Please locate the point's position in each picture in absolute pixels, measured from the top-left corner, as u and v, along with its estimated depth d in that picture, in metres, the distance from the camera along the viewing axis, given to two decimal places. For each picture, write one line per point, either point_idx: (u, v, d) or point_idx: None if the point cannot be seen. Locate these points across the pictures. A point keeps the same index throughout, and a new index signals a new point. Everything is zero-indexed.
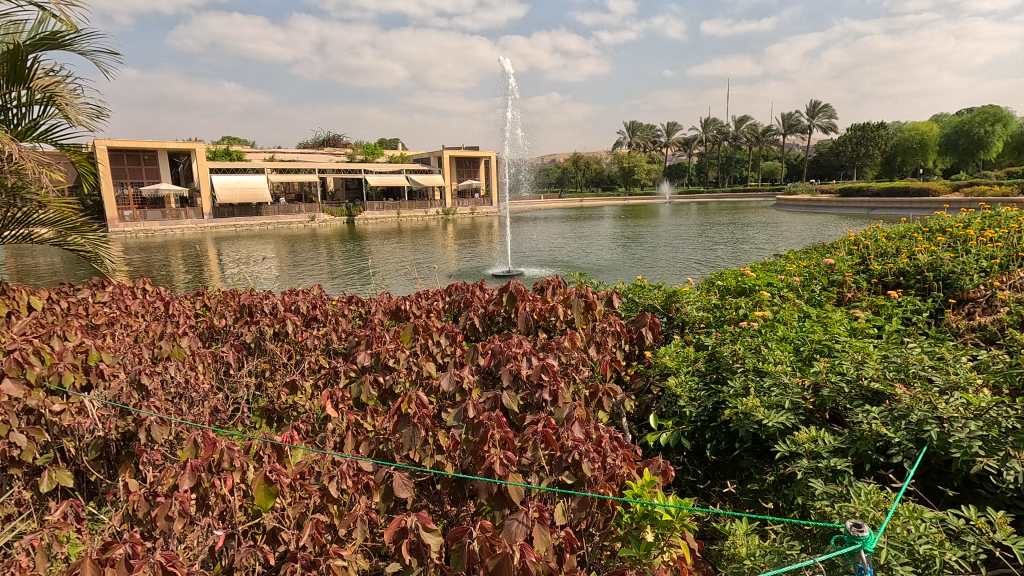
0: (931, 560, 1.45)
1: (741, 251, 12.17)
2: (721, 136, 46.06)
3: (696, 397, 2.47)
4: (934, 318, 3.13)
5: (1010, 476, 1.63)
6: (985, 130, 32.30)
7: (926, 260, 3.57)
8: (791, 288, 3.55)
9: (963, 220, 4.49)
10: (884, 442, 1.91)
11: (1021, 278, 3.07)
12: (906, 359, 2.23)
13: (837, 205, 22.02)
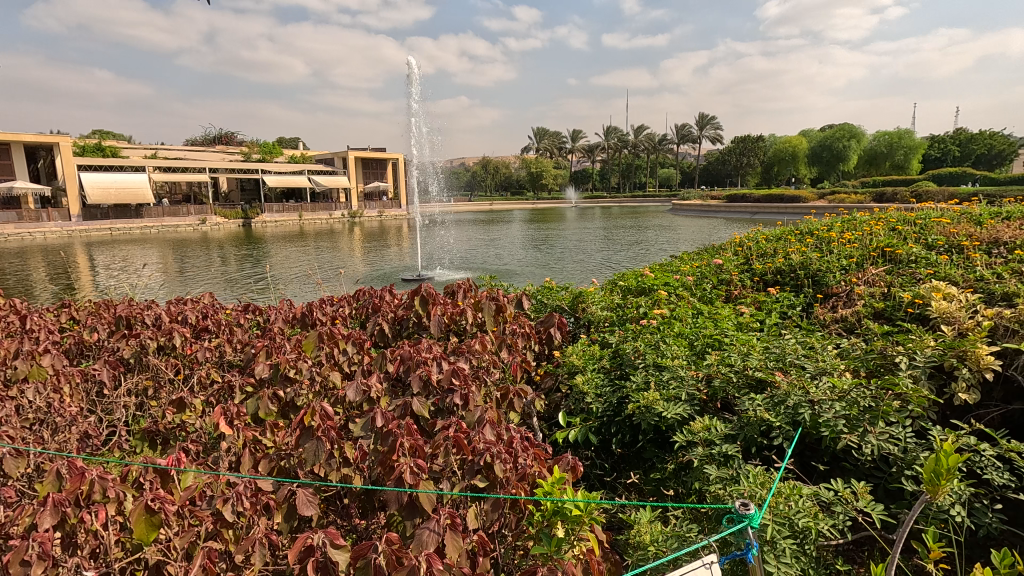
0: (808, 531, 1.61)
1: (642, 253, 12.83)
2: (621, 144, 48.43)
3: (602, 393, 2.57)
4: (806, 311, 3.48)
5: (868, 449, 1.85)
6: (844, 144, 36.55)
7: (799, 259, 3.96)
8: (685, 286, 3.79)
9: (827, 224, 5.04)
10: (767, 426, 2.10)
11: (873, 275, 3.51)
12: (784, 349, 2.47)
13: (725, 210, 23.90)
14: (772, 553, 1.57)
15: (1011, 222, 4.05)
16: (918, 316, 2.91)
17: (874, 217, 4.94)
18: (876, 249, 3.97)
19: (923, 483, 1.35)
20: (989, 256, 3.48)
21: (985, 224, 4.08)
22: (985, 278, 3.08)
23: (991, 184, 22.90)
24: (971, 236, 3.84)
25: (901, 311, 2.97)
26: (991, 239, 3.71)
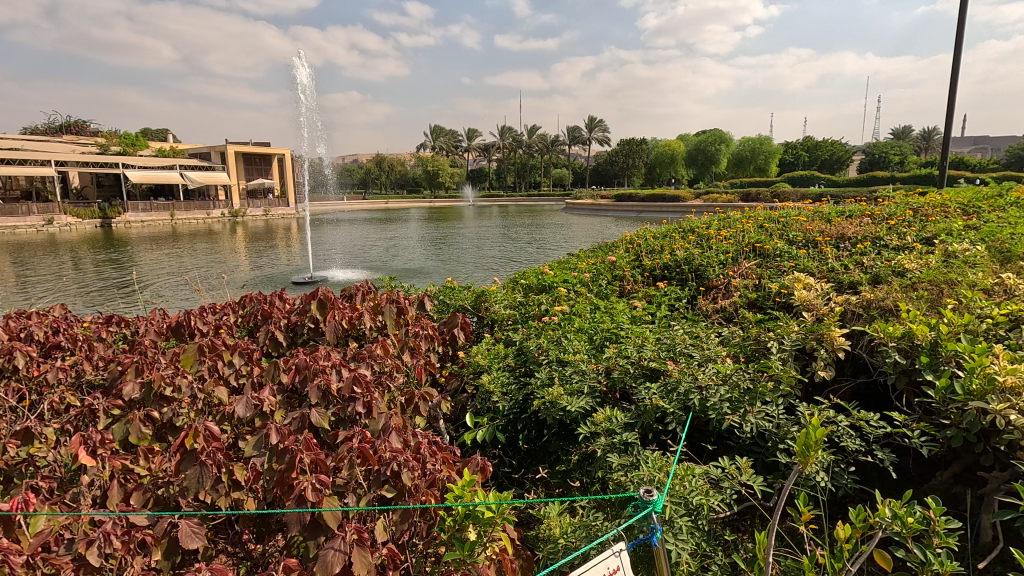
0: (702, 507, 1.73)
1: (540, 250, 13.16)
2: (516, 143, 49.32)
3: (508, 391, 2.59)
4: (691, 303, 3.76)
5: (749, 428, 2.03)
6: (716, 148, 40.04)
7: (683, 255, 4.27)
8: (582, 283, 3.94)
9: (706, 222, 5.49)
10: (662, 412, 2.24)
11: (746, 268, 3.87)
12: (674, 339, 2.66)
13: (615, 209, 25.20)
14: (672, 532, 1.67)
15: (852, 220, 4.65)
16: (784, 304, 3.25)
17: (745, 215, 5.45)
18: (748, 245, 4.39)
19: (797, 454, 1.48)
20: (837, 250, 3.98)
21: (833, 222, 4.66)
22: (835, 269, 3.51)
23: (834, 187, 26.22)
24: (822, 232, 4.37)
25: (770, 300, 3.30)
26: (838, 234, 4.24)
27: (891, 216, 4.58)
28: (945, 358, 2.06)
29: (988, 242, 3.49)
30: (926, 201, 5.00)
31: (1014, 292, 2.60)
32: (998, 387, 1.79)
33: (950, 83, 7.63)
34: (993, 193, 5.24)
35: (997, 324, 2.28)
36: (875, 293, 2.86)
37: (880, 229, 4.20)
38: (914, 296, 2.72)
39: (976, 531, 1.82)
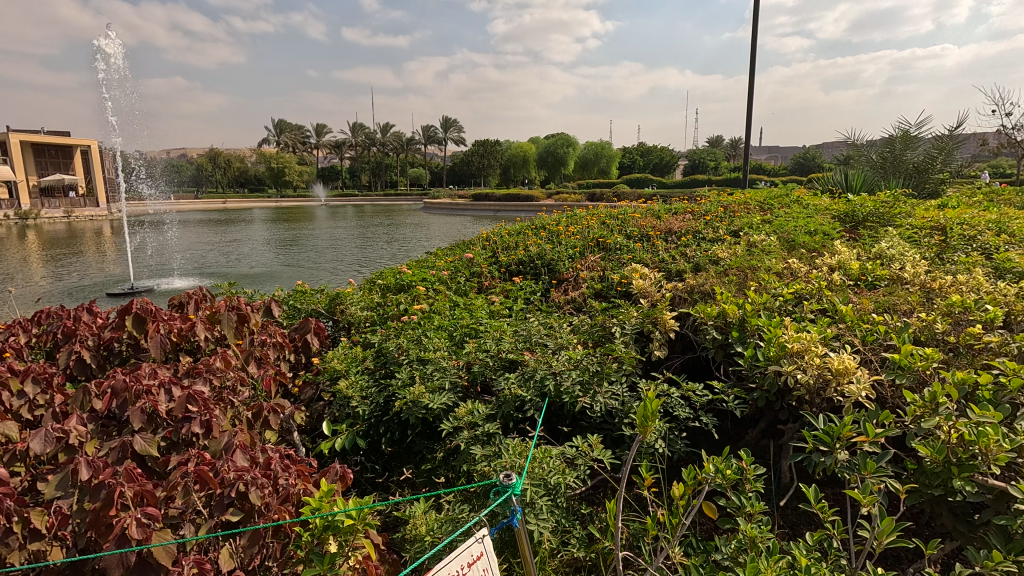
0: (559, 486, 1.84)
1: (399, 250, 12.90)
2: (369, 141, 47.73)
3: (367, 395, 2.51)
4: (544, 295, 3.96)
5: (599, 407, 2.20)
6: (564, 151, 42.52)
7: (536, 251, 4.48)
8: (441, 281, 3.95)
9: (556, 219, 5.82)
10: (521, 401, 2.34)
11: (592, 261, 4.18)
12: (530, 330, 2.79)
13: (472, 208, 25.55)
14: (533, 514, 1.75)
15: (678, 216, 5.26)
16: (624, 293, 3.57)
17: (590, 213, 5.88)
18: (592, 240, 4.74)
19: (637, 426, 1.64)
20: (667, 243, 4.47)
21: (662, 218, 5.23)
22: (666, 259, 3.94)
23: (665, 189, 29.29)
24: (654, 227, 4.87)
25: (613, 289, 3.60)
26: (667, 229, 4.76)
27: (707, 213, 5.26)
28: (750, 331, 2.43)
29: (778, 233, 4.17)
30: (733, 200, 5.82)
31: (797, 274, 3.14)
32: (789, 352, 2.13)
33: (747, 99, 8.95)
34: (780, 193, 6.27)
35: (786, 300, 2.74)
36: (696, 280, 3.27)
37: (699, 223, 4.79)
38: (726, 281, 3.16)
39: (778, 474, 2.17)
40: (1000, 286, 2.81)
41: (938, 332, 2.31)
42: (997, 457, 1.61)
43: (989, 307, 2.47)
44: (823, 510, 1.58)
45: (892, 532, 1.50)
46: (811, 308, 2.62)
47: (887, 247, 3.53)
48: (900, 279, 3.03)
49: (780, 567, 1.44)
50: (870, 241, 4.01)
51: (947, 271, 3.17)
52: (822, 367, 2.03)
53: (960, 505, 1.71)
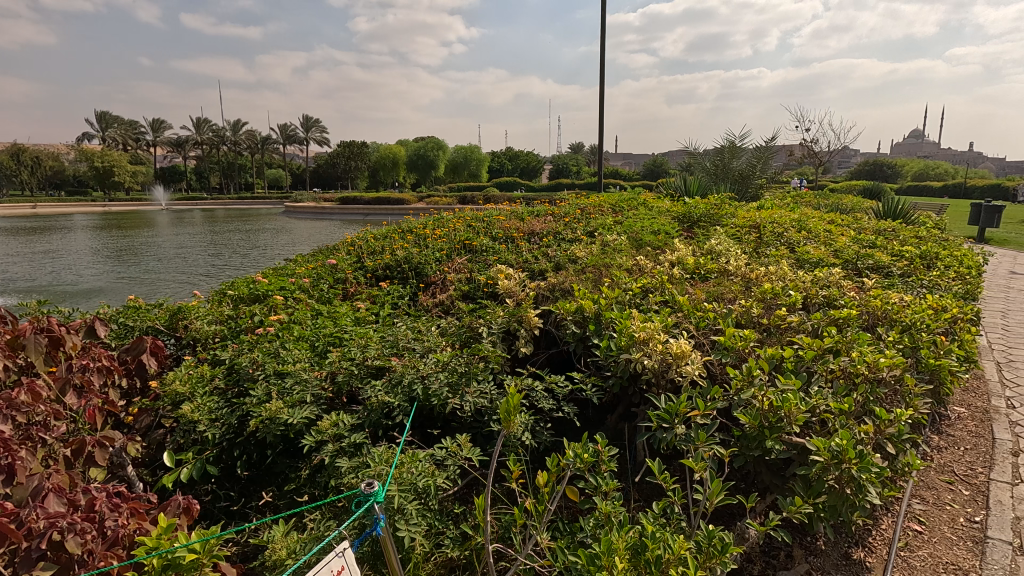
0: (429, 488, 1.84)
1: (256, 258, 11.89)
2: (218, 139, 43.49)
3: (218, 416, 2.29)
4: (412, 300, 3.92)
5: (467, 406, 2.22)
6: (434, 154, 42.22)
7: (402, 255, 4.41)
8: (301, 289, 3.74)
9: (423, 222, 5.78)
10: (389, 407, 2.30)
11: (459, 264, 4.23)
12: (397, 336, 2.76)
13: (339, 212, 24.36)
14: (403, 520, 1.73)
15: (539, 218, 5.50)
16: (491, 294, 3.65)
17: (456, 216, 5.93)
18: (459, 242, 4.79)
19: (501, 421, 1.69)
20: (529, 244, 4.66)
21: (525, 220, 5.43)
22: (529, 260, 4.11)
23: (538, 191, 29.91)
24: (518, 229, 5.05)
25: (480, 290, 3.68)
26: (530, 231, 4.96)
27: (566, 215, 5.57)
28: (605, 324, 2.62)
29: (628, 233, 4.55)
30: (589, 203, 6.23)
31: (644, 270, 3.46)
32: (637, 340, 2.34)
33: (600, 108, 9.62)
34: (630, 196, 6.83)
35: (635, 294, 3.00)
36: (557, 278, 3.45)
37: (559, 225, 5.06)
38: (583, 278, 3.38)
39: (633, 453, 2.38)
40: (799, 274, 3.35)
41: (754, 316, 2.70)
42: (797, 418, 1.93)
43: (792, 293, 2.93)
44: (666, 480, 1.76)
45: (721, 492, 1.73)
46: (656, 300, 2.90)
47: (715, 244, 4.02)
48: (726, 272, 3.47)
49: (631, 537, 1.59)
50: (704, 239, 4.54)
51: (761, 263, 3.70)
52: (664, 352, 2.26)
53: (773, 462, 2.02)
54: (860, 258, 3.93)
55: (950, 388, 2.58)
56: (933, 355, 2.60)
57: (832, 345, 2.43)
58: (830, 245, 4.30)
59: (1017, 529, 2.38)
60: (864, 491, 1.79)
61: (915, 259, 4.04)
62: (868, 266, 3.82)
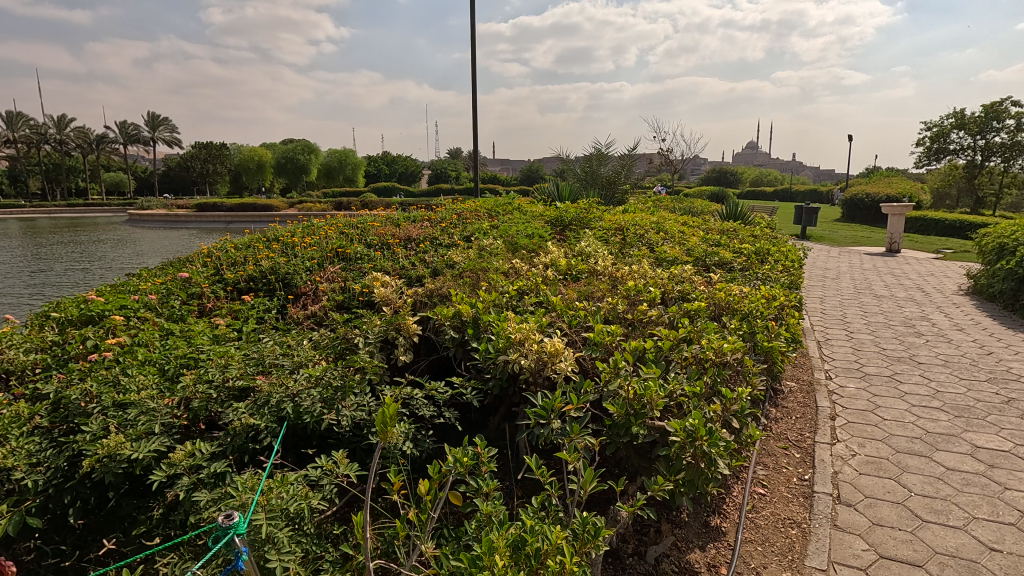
0: (301, 512, 1.74)
1: (89, 275, 10.34)
2: (37, 137, 37.34)
3: (41, 460, 1.97)
4: (280, 313, 3.68)
5: (344, 421, 2.13)
6: (304, 157, 39.92)
7: (268, 265, 4.12)
8: (147, 308, 3.34)
9: (290, 230, 5.44)
10: (255, 430, 2.14)
11: (332, 273, 4.06)
12: (262, 352, 2.57)
13: (195, 220, 22.04)
14: (273, 549, 1.61)
15: (416, 224, 5.45)
16: (367, 302, 3.54)
17: (327, 223, 5.67)
18: (331, 250, 4.58)
19: (377, 433, 1.64)
20: (406, 250, 4.60)
21: (401, 226, 5.35)
22: (406, 266, 4.05)
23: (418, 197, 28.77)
24: (393, 235, 4.95)
25: (355, 300, 3.55)
26: (406, 237, 4.89)
27: (443, 220, 5.58)
28: (483, 327, 2.66)
29: (504, 237, 4.67)
30: (465, 208, 6.30)
31: (519, 272, 3.57)
32: (513, 341, 2.40)
33: (474, 116, 9.77)
34: (505, 201, 7.02)
35: (511, 296, 3.09)
36: (435, 284, 3.44)
37: (436, 230, 5.04)
38: (461, 283, 3.40)
39: (514, 452, 2.43)
40: (658, 272, 3.67)
41: (620, 312, 2.90)
42: (657, 403, 2.11)
43: (651, 289, 3.20)
44: (543, 475, 1.83)
45: (593, 480, 1.83)
46: (531, 301, 3.01)
47: (585, 246, 4.26)
48: (595, 271, 3.70)
49: (510, 534, 1.63)
50: (575, 241, 4.80)
51: (625, 263, 3.99)
52: (539, 351, 2.35)
53: (640, 446, 2.18)
54: (708, 255, 4.40)
55: (781, 366, 2.98)
56: (767, 338, 2.98)
57: (686, 335, 2.69)
58: (683, 244, 4.76)
59: (835, 481, 2.82)
60: (714, 464, 2.00)
61: (751, 254, 4.62)
62: (715, 262, 4.29)
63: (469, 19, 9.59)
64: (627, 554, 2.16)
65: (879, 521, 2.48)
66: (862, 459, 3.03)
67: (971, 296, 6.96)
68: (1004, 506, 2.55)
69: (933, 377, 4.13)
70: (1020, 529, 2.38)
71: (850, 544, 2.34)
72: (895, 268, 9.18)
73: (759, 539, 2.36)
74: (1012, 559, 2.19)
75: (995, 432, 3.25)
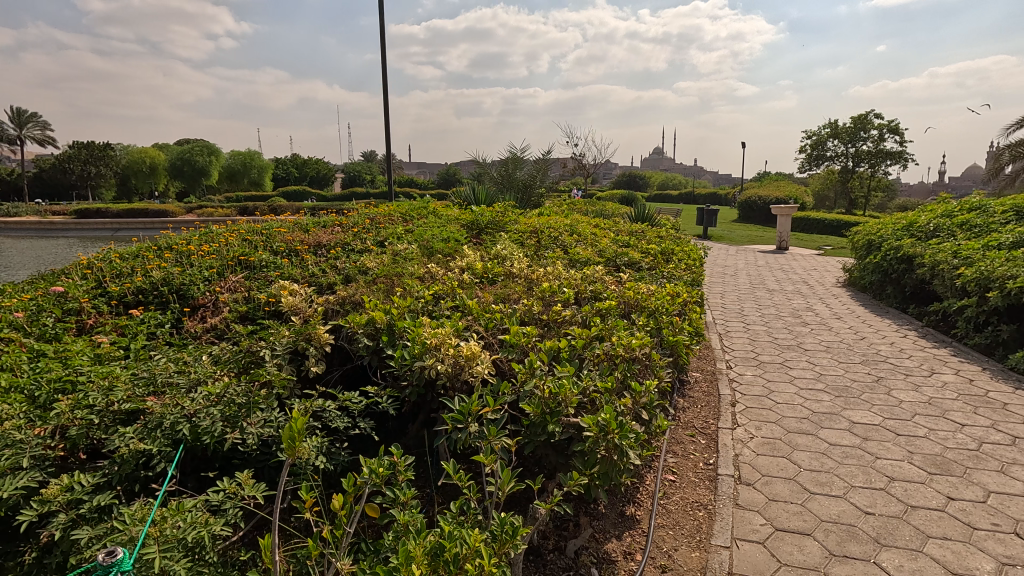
0: (201, 540, 1.62)
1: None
2: None
3: None
4: (175, 327, 3.41)
5: (249, 439, 2.00)
6: (204, 159, 37.24)
7: (160, 276, 3.80)
8: (12, 328, 2.98)
9: (185, 238, 5.06)
10: (145, 456, 1.97)
11: (234, 283, 3.82)
12: (153, 371, 2.37)
13: (74, 228, 19.86)
14: None
15: (326, 229, 5.25)
16: (274, 312, 3.37)
17: (228, 229, 5.32)
18: (232, 258, 4.30)
19: (284, 449, 1.56)
20: (316, 257, 4.42)
21: (310, 232, 5.13)
22: (316, 273, 3.89)
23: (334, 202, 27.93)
24: (302, 241, 4.74)
25: (261, 310, 3.36)
26: (315, 243, 4.70)
27: (355, 225, 5.42)
28: (398, 334, 2.60)
29: (419, 241, 4.61)
30: (379, 212, 6.15)
31: (435, 277, 3.54)
32: (429, 346, 2.37)
33: (386, 118, 9.59)
34: (420, 205, 6.93)
35: (427, 301, 3.05)
36: (347, 291, 3.33)
37: (347, 236, 4.89)
38: (374, 289, 3.32)
39: (434, 459, 2.41)
40: (571, 273, 3.78)
41: (536, 313, 2.96)
42: (571, 400, 2.18)
43: (565, 290, 3.29)
44: (461, 479, 1.83)
45: (510, 481, 1.86)
46: (447, 306, 2.99)
47: (501, 249, 4.30)
48: (511, 274, 3.74)
49: (428, 542, 1.61)
50: (491, 244, 4.84)
51: (540, 265, 4.08)
52: (456, 355, 2.34)
53: (557, 443, 2.24)
54: (618, 256, 4.59)
55: (686, 358, 3.17)
56: (672, 333, 3.16)
57: (598, 333, 2.79)
58: (595, 246, 4.94)
59: (736, 463, 3.03)
60: (626, 455, 2.10)
61: (657, 254, 4.88)
62: (624, 263, 4.49)
63: (378, 19, 9.38)
64: (548, 550, 2.20)
65: (774, 496, 2.70)
66: (759, 441, 3.28)
67: (847, 287, 7.77)
68: (876, 474, 2.86)
69: (817, 362, 4.56)
70: (888, 492, 2.69)
71: (750, 520, 2.53)
72: (784, 264, 10.07)
73: (670, 523, 2.50)
74: (882, 521, 2.47)
75: (867, 408, 3.65)
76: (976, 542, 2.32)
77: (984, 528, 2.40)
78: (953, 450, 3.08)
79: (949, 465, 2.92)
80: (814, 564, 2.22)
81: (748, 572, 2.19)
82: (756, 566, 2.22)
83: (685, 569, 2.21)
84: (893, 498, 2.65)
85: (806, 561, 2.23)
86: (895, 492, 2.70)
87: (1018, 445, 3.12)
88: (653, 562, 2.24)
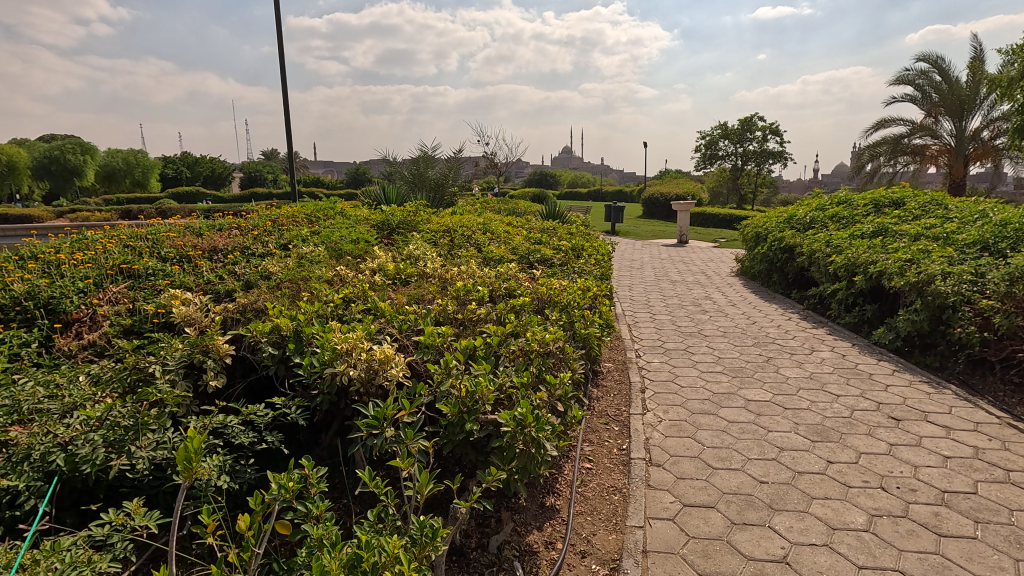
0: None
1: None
2: None
3: None
4: (44, 346, 3.05)
5: (139, 465, 1.82)
6: (76, 158, 33.37)
7: (23, 289, 3.37)
8: None
9: (52, 245, 4.51)
10: (10, 494, 1.75)
11: (114, 293, 3.47)
12: (16, 399, 2.12)
13: None
14: None
15: (222, 233, 4.90)
16: (164, 324, 3.10)
17: (105, 235, 4.81)
18: (112, 267, 3.90)
19: (179, 471, 1.44)
20: (212, 262, 4.12)
21: (204, 236, 4.77)
22: (211, 281, 3.62)
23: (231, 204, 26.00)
24: (194, 246, 4.40)
25: (148, 323, 3.08)
26: (210, 247, 4.38)
27: (255, 228, 5.10)
28: (305, 341, 2.48)
29: (326, 243, 4.43)
30: (282, 213, 5.84)
31: (344, 279, 3.42)
32: (339, 352, 2.28)
33: (285, 116, 9.14)
34: (326, 205, 6.65)
35: (336, 305, 2.94)
36: (248, 298, 3.13)
37: (246, 239, 4.59)
38: (279, 295, 3.15)
39: (349, 468, 2.32)
40: (485, 271, 3.80)
41: (450, 313, 2.94)
42: (488, 397, 2.19)
43: (480, 288, 3.31)
44: (377, 486, 1.78)
45: (429, 482, 1.84)
46: (358, 309, 2.90)
47: (413, 250, 4.24)
48: (424, 274, 3.70)
49: (344, 554, 1.55)
50: (402, 244, 4.75)
51: (454, 264, 4.07)
52: (368, 360, 2.26)
53: (475, 441, 2.23)
54: (531, 253, 4.67)
55: (597, 349, 3.30)
56: (584, 326, 3.27)
57: (513, 330, 2.83)
58: (508, 243, 5.00)
59: (647, 446, 3.19)
60: (543, 447, 2.14)
61: (568, 250, 5.03)
62: (537, 260, 4.57)
63: (274, 11, 8.89)
64: (471, 548, 2.20)
65: (681, 475, 2.88)
66: (666, 423, 3.48)
67: (739, 276, 8.43)
68: (768, 446, 3.13)
69: (715, 347, 4.92)
70: (779, 461, 2.95)
71: (661, 499, 2.68)
72: (684, 256, 10.72)
73: (588, 510, 2.58)
74: (775, 488, 2.71)
75: (759, 386, 3.99)
76: (850, 498, 2.61)
77: (856, 485, 2.71)
78: (831, 419, 3.44)
79: (828, 432, 3.26)
80: (718, 533, 2.39)
81: (661, 548, 2.32)
82: (667, 542, 2.36)
83: (603, 551, 2.31)
84: (783, 466, 2.91)
85: (711, 532, 2.40)
86: (784, 460, 2.97)
87: (882, 409, 3.54)
88: (574, 548, 2.31)
